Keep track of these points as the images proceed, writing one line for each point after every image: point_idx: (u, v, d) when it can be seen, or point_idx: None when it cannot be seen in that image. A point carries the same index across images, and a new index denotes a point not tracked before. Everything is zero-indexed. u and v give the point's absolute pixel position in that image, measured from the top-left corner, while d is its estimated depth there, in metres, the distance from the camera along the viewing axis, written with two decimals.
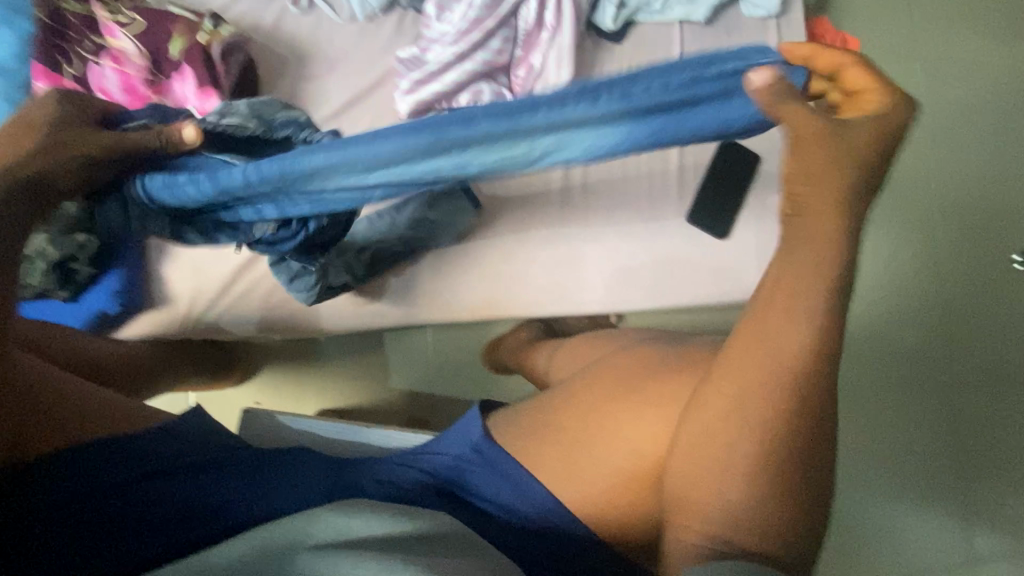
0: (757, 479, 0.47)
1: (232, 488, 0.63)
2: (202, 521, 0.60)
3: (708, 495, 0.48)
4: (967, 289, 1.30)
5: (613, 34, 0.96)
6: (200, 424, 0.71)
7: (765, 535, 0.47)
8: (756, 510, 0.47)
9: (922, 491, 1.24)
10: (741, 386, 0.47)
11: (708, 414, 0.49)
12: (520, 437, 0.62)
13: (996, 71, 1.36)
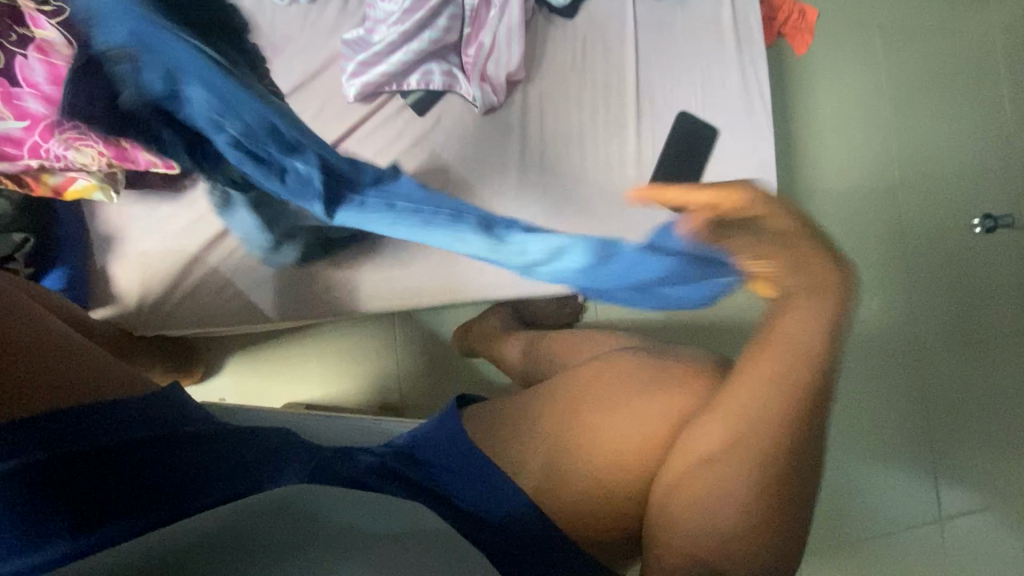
0: (752, 497, 0.49)
1: (222, 455, 0.51)
2: (192, 492, 0.47)
3: (709, 497, 0.50)
4: (931, 254, 1.32)
5: (564, 9, 0.94)
6: (180, 400, 0.58)
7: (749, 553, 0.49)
8: (746, 525, 0.49)
9: (895, 452, 1.27)
10: (736, 403, 0.50)
11: (709, 431, 0.51)
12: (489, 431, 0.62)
13: (947, 40, 1.38)
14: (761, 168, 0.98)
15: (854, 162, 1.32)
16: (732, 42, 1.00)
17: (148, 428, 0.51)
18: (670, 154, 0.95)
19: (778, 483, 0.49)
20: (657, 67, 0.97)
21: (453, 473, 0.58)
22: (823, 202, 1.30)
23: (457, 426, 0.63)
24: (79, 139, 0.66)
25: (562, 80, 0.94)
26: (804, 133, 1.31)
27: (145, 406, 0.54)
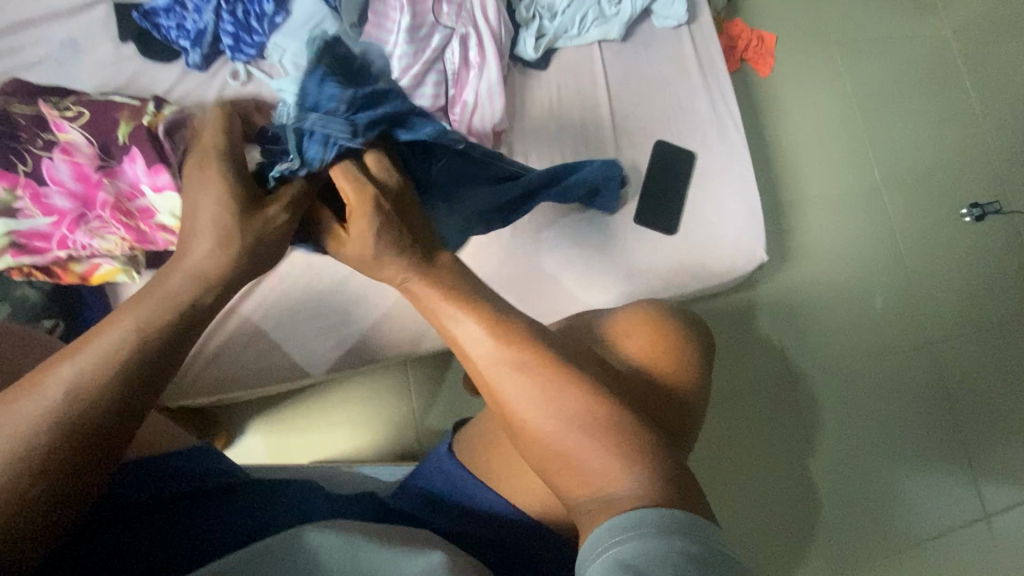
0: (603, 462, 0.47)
1: (244, 513, 0.60)
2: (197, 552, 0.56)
3: (578, 460, 0.48)
4: (925, 249, 1.34)
5: (538, 62, 1.01)
6: (218, 458, 0.66)
7: (653, 489, 0.46)
8: (630, 481, 0.46)
9: (925, 452, 1.24)
10: (523, 409, 0.51)
11: (543, 453, 0.50)
12: (475, 453, 0.67)
13: (903, 48, 1.46)
14: (743, 183, 1.04)
15: (833, 170, 1.36)
16: (696, 72, 1.07)
17: (185, 484, 0.61)
18: (652, 180, 1.01)
19: (577, 402, 0.49)
20: (630, 104, 1.04)
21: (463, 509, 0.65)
22: (810, 211, 1.33)
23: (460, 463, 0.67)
24: (102, 227, 0.74)
25: (543, 125, 0.99)
26: (781, 148, 1.36)
27: (182, 461, 0.62)
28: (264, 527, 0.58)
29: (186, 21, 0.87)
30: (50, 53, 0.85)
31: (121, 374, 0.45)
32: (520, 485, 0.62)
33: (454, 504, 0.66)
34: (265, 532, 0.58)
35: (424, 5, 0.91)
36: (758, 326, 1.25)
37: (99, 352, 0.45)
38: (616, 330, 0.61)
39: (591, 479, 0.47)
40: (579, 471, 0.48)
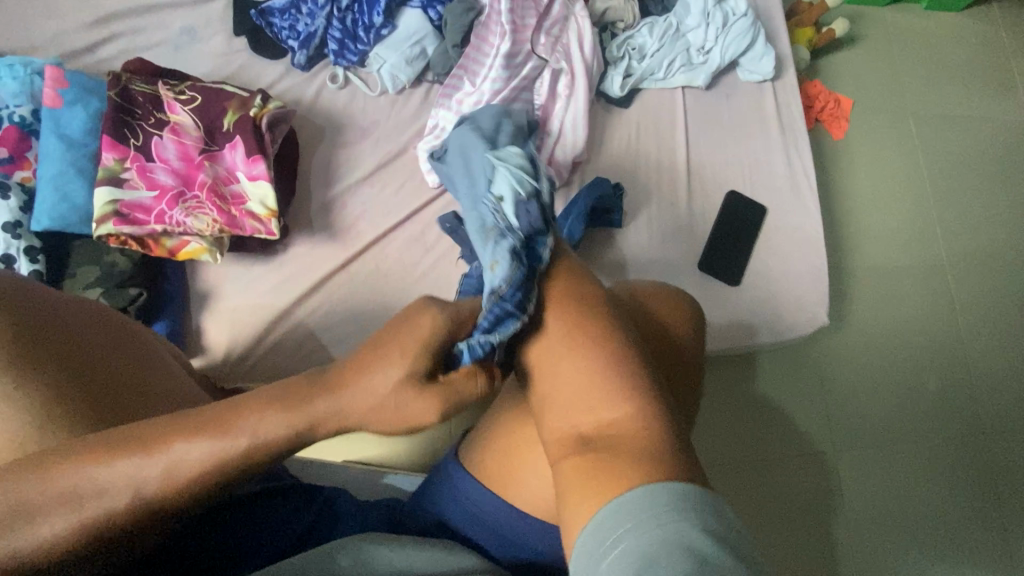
0: (612, 415, 0.50)
1: (297, 515, 0.64)
2: (256, 550, 0.60)
3: (595, 407, 0.51)
4: (987, 334, 1.29)
5: (621, 100, 1.03)
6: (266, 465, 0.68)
7: (653, 449, 0.47)
8: (633, 435, 0.48)
9: (973, 550, 1.15)
10: (564, 358, 0.53)
11: (560, 402, 0.52)
12: (490, 468, 0.64)
13: (980, 128, 1.44)
14: (810, 244, 1.03)
15: (897, 241, 1.34)
16: (776, 128, 1.08)
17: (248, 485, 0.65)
18: (720, 229, 1.01)
19: (610, 354, 0.53)
20: (707, 153, 1.04)
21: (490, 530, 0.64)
22: (868, 279, 1.30)
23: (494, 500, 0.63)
24: (198, 207, 0.76)
25: (618, 161, 1.01)
26: (845, 212, 1.35)
27: None
28: (316, 529, 0.63)
29: (299, 23, 0.91)
30: (169, 38, 0.90)
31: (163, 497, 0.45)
32: (530, 486, 0.61)
33: (487, 525, 0.64)
34: (318, 536, 0.63)
35: (523, 34, 0.93)
36: (800, 388, 1.22)
37: (174, 462, 0.44)
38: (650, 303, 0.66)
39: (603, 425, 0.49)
40: (595, 417, 0.50)
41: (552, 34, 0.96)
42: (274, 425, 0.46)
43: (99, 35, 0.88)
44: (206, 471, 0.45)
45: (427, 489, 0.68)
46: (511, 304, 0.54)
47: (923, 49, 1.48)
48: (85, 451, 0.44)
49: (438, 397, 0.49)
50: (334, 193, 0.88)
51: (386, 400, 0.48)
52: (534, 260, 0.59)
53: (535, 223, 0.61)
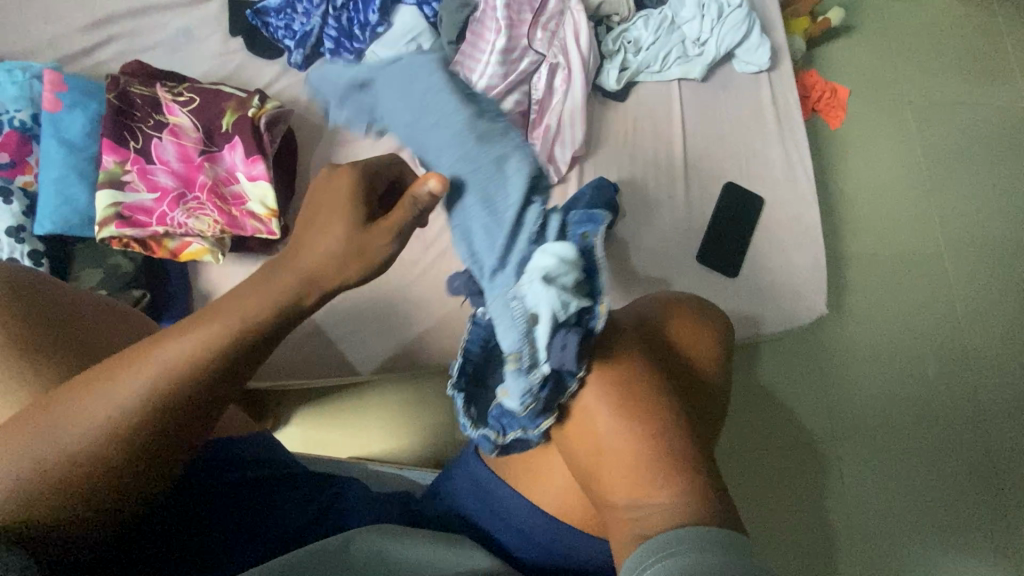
0: (658, 474, 0.51)
1: (304, 501, 0.65)
2: (265, 531, 0.61)
3: (638, 477, 0.52)
4: (984, 320, 1.30)
5: (617, 93, 1.03)
6: (268, 446, 0.69)
7: (694, 498, 0.49)
8: (680, 489, 0.50)
9: (974, 533, 1.16)
10: (608, 432, 0.54)
11: (609, 463, 0.54)
12: (505, 461, 0.66)
13: (976, 115, 1.44)
14: (807, 234, 1.04)
15: (894, 229, 1.34)
16: (772, 119, 1.08)
17: (256, 468, 0.66)
18: (717, 220, 1.01)
19: (653, 421, 0.53)
20: (703, 145, 1.05)
21: (503, 521, 0.65)
22: (865, 268, 1.31)
23: (508, 489, 0.65)
24: (199, 208, 0.77)
25: (615, 154, 1.01)
26: (842, 202, 1.35)
27: (249, 444, 0.67)
28: (324, 516, 0.64)
29: (294, 22, 0.91)
30: (165, 40, 0.91)
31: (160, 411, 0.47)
32: (552, 489, 0.62)
33: (497, 515, 0.65)
34: (324, 522, 0.64)
35: (519, 30, 0.93)
36: (798, 377, 1.23)
37: (174, 360, 0.47)
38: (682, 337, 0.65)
39: (648, 498, 0.50)
40: (642, 485, 0.51)
41: (549, 28, 0.96)
42: (222, 346, 0.48)
43: (96, 38, 0.89)
44: (172, 396, 0.47)
45: (439, 481, 0.72)
46: (529, 426, 0.58)
47: (919, 37, 1.48)
48: (95, 372, 0.48)
49: (387, 229, 0.52)
50: None
51: (330, 258, 0.51)
52: (560, 391, 0.57)
53: (565, 365, 0.56)
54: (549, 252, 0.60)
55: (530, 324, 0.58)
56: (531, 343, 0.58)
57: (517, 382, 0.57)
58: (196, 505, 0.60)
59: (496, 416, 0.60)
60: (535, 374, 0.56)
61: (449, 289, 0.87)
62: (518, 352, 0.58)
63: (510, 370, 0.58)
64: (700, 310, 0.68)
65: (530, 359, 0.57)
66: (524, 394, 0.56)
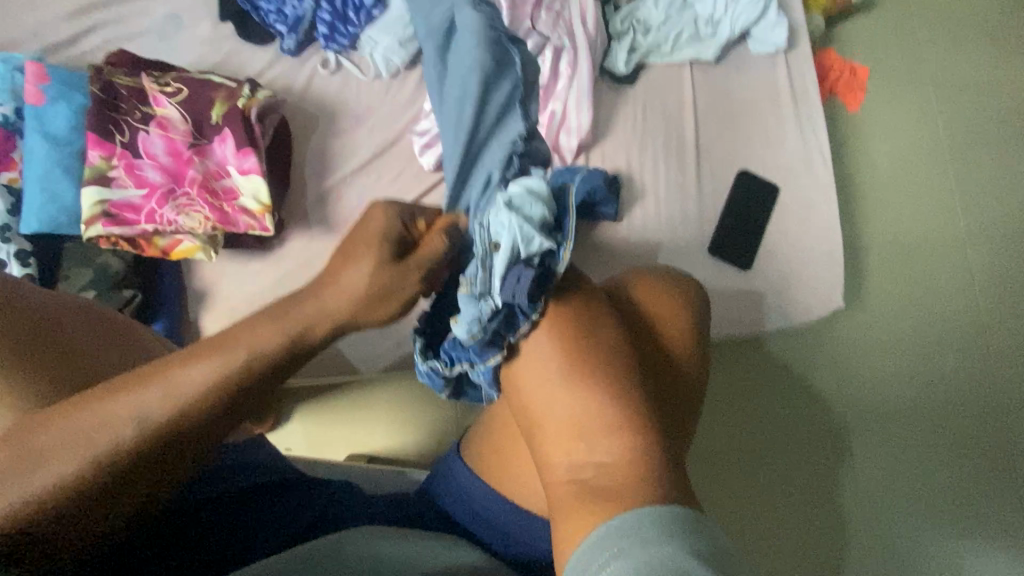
0: (609, 443, 0.50)
1: (300, 508, 0.62)
2: (260, 538, 0.58)
3: (589, 444, 0.50)
4: (1006, 310, 1.25)
5: (626, 77, 0.98)
6: (260, 453, 0.66)
7: (645, 475, 0.48)
8: (629, 464, 0.48)
9: (989, 528, 1.13)
10: (560, 391, 0.53)
11: (556, 426, 0.52)
12: (486, 460, 0.63)
13: (1004, 94, 1.37)
14: (824, 223, 0.99)
15: (914, 216, 1.29)
16: (789, 102, 1.03)
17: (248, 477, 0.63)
18: (729, 209, 0.97)
19: (608, 387, 0.52)
20: (715, 130, 1.00)
21: (494, 523, 0.62)
22: (882, 257, 1.26)
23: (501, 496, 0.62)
24: (189, 205, 0.74)
25: (623, 141, 0.96)
26: (860, 188, 1.30)
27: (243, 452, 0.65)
28: (324, 522, 0.62)
29: (285, 5, 0.87)
30: (153, 26, 0.87)
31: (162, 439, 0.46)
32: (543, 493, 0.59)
33: (489, 519, 0.63)
34: (320, 528, 0.61)
35: (521, 11, 0.89)
36: (813, 369, 1.20)
37: (171, 388, 0.46)
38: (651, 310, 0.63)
39: (593, 463, 0.49)
40: (587, 448, 0.50)
41: (553, 9, 0.91)
42: (214, 373, 0.47)
43: (81, 26, 0.85)
44: (175, 423, 0.46)
45: (431, 483, 0.69)
46: (474, 356, 0.59)
47: (945, 13, 1.41)
48: (92, 396, 0.46)
49: (417, 262, 0.55)
50: (329, 185, 0.85)
51: (348, 296, 0.53)
52: (508, 329, 0.58)
53: (518, 298, 0.57)
54: (520, 183, 0.64)
55: (488, 255, 0.60)
56: (487, 274, 0.60)
57: (468, 307, 0.59)
58: (192, 523, 0.57)
59: (447, 349, 0.63)
60: (485, 304, 0.58)
61: None
62: (472, 278, 0.60)
63: (462, 296, 0.60)
64: (682, 288, 0.65)
65: (483, 288, 0.59)
66: (473, 319, 0.58)
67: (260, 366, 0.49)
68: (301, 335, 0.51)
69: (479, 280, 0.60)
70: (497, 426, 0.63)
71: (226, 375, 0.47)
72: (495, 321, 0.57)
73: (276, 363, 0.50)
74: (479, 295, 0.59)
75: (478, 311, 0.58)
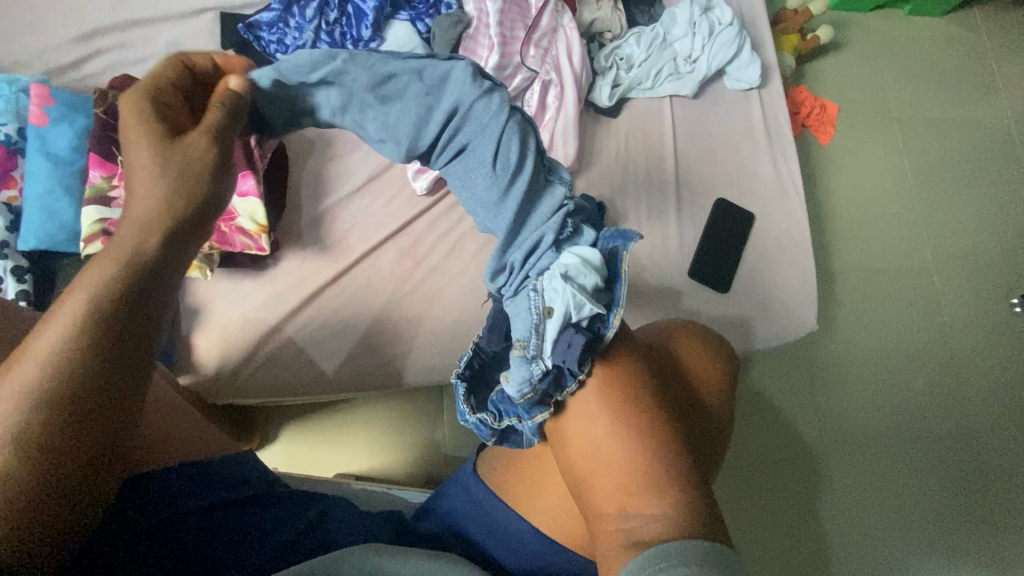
0: (658, 496, 0.49)
1: (289, 518, 0.64)
2: (254, 547, 0.60)
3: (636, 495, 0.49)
4: (971, 334, 1.31)
5: (609, 109, 1.04)
6: (247, 466, 0.67)
7: (688, 518, 0.49)
8: (676, 511, 0.49)
9: (958, 544, 1.16)
10: (608, 443, 0.51)
11: (603, 475, 0.51)
12: (494, 474, 0.66)
13: (962, 130, 1.46)
14: (796, 249, 1.04)
15: (882, 243, 1.35)
16: (763, 137, 1.09)
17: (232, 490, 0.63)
18: (707, 233, 1.02)
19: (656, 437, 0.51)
20: (694, 160, 1.05)
21: (493, 534, 0.64)
22: (853, 282, 1.32)
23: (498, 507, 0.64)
24: None
25: (608, 170, 1.01)
26: (831, 216, 1.36)
27: (227, 467, 0.65)
28: (309, 531, 0.64)
29: (286, 37, 0.91)
30: (156, 53, 0.90)
31: (59, 403, 0.42)
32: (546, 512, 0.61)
33: (488, 531, 0.65)
34: (311, 532, 0.64)
35: (511, 47, 0.94)
36: (793, 389, 1.24)
37: (41, 358, 0.43)
38: (677, 349, 0.65)
39: (642, 515, 0.49)
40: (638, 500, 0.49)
41: (541, 45, 0.96)
42: (77, 320, 0.44)
43: (84, 50, 0.88)
44: (67, 383, 0.43)
45: (429, 503, 0.72)
46: (525, 419, 0.54)
47: (906, 54, 1.51)
48: None
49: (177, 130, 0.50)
50: (324, 207, 0.88)
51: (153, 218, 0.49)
52: (559, 390, 0.53)
53: (569, 362, 0.52)
54: (572, 253, 0.56)
55: (541, 319, 0.54)
56: (540, 334, 0.54)
57: (520, 370, 0.54)
58: (166, 535, 0.57)
59: (497, 401, 0.58)
60: (539, 368, 0.53)
61: (439, 305, 0.86)
62: (525, 339, 0.54)
63: (514, 358, 0.55)
64: (711, 335, 0.69)
65: (536, 350, 0.54)
66: (526, 383, 0.53)
67: (116, 297, 0.46)
68: (136, 259, 0.47)
69: (532, 342, 0.54)
70: (515, 455, 0.64)
71: (91, 315, 0.44)
72: (548, 386, 0.53)
73: (131, 288, 0.46)
74: (532, 357, 0.54)
75: (532, 374, 0.53)
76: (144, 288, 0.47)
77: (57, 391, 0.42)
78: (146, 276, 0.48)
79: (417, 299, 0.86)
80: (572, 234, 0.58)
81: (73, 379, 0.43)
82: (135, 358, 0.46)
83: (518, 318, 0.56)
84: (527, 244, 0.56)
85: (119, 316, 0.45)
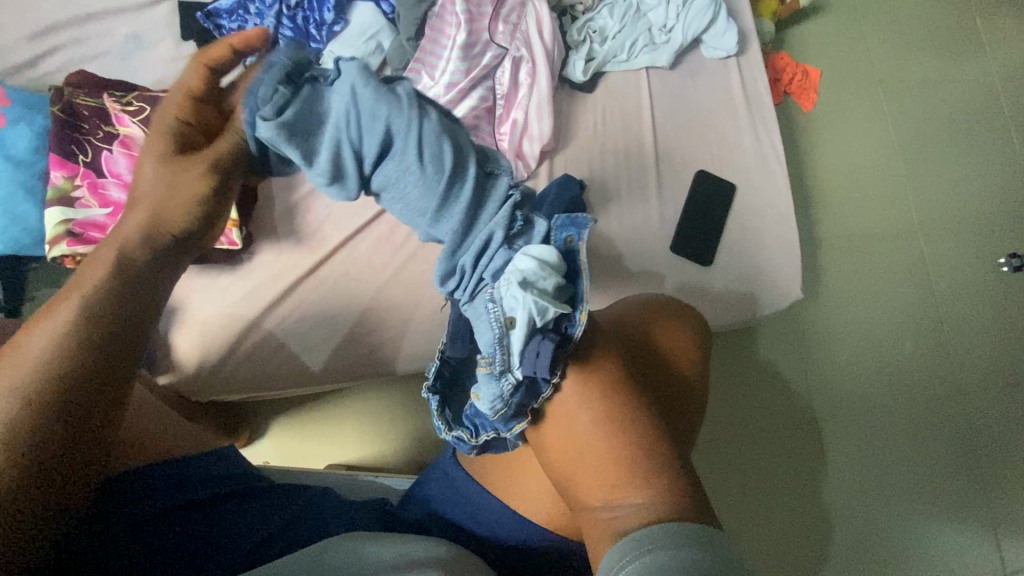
0: (639, 478, 0.48)
1: (271, 510, 0.64)
2: (237, 541, 0.59)
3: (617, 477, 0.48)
4: (958, 295, 1.31)
5: (584, 84, 1.02)
6: (221, 464, 0.66)
7: (674, 497, 0.47)
8: (659, 491, 0.47)
9: (948, 502, 1.18)
10: (584, 429, 0.50)
11: (583, 462, 0.49)
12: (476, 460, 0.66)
13: (945, 90, 1.45)
14: (779, 217, 1.03)
15: (868, 208, 1.34)
16: (742, 106, 1.07)
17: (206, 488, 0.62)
18: (689, 206, 1.00)
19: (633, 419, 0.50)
20: (672, 133, 1.04)
21: (475, 517, 0.64)
22: (840, 249, 1.31)
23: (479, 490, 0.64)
24: None
25: (585, 146, 0.99)
26: (816, 183, 1.35)
27: (198, 465, 0.64)
28: (296, 521, 0.63)
29: (248, 24, 0.89)
30: (114, 47, 0.87)
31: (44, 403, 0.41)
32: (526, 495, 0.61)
33: (470, 514, 0.65)
34: (297, 524, 0.63)
35: (479, 24, 0.92)
36: (783, 358, 1.24)
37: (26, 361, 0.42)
38: (655, 332, 0.65)
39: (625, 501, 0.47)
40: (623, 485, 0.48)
41: (511, 21, 0.94)
42: (65, 325, 0.44)
43: (40, 48, 0.85)
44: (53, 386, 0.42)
45: (412, 489, 0.72)
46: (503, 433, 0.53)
47: (887, 15, 1.48)
48: None
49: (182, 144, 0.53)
50: (297, 198, 0.87)
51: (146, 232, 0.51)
52: (534, 398, 0.51)
53: (539, 372, 0.50)
54: (531, 253, 0.54)
55: (503, 331, 0.53)
56: (505, 347, 0.53)
57: (489, 388, 0.53)
58: (140, 539, 0.55)
59: (471, 416, 0.56)
60: (508, 383, 0.52)
61: (418, 292, 0.85)
62: (490, 355, 0.53)
63: (482, 377, 0.53)
64: (688, 315, 0.68)
65: (501, 364, 0.52)
66: (497, 402, 0.52)
67: (109, 304, 0.46)
68: (131, 269, 0.49)
69: (497, 356, 0.53)
70: None
71: (79, 320, 0.44)
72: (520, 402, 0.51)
73: (122, 298, 0.47)
74: (500, 372, 0.52)
75: (502, 390, 0.52)
76: (133, 298, 0.48)
77: (40, 395, 0.41)
78: (136, 285, 0.49)
79: (397, 287, 0.85)
80: (523, 224, 0.56)
81: (61, 381, 0.42)
82: (123, 367, 0.46)
83: (483, 331, 0.55)
84: (476, 244, 0.55)
85: (110, 322, 0.46)
